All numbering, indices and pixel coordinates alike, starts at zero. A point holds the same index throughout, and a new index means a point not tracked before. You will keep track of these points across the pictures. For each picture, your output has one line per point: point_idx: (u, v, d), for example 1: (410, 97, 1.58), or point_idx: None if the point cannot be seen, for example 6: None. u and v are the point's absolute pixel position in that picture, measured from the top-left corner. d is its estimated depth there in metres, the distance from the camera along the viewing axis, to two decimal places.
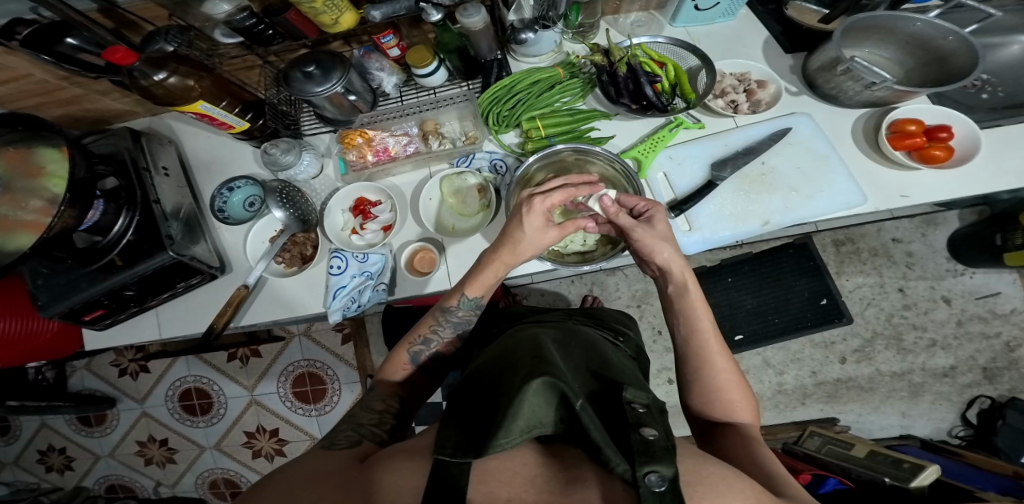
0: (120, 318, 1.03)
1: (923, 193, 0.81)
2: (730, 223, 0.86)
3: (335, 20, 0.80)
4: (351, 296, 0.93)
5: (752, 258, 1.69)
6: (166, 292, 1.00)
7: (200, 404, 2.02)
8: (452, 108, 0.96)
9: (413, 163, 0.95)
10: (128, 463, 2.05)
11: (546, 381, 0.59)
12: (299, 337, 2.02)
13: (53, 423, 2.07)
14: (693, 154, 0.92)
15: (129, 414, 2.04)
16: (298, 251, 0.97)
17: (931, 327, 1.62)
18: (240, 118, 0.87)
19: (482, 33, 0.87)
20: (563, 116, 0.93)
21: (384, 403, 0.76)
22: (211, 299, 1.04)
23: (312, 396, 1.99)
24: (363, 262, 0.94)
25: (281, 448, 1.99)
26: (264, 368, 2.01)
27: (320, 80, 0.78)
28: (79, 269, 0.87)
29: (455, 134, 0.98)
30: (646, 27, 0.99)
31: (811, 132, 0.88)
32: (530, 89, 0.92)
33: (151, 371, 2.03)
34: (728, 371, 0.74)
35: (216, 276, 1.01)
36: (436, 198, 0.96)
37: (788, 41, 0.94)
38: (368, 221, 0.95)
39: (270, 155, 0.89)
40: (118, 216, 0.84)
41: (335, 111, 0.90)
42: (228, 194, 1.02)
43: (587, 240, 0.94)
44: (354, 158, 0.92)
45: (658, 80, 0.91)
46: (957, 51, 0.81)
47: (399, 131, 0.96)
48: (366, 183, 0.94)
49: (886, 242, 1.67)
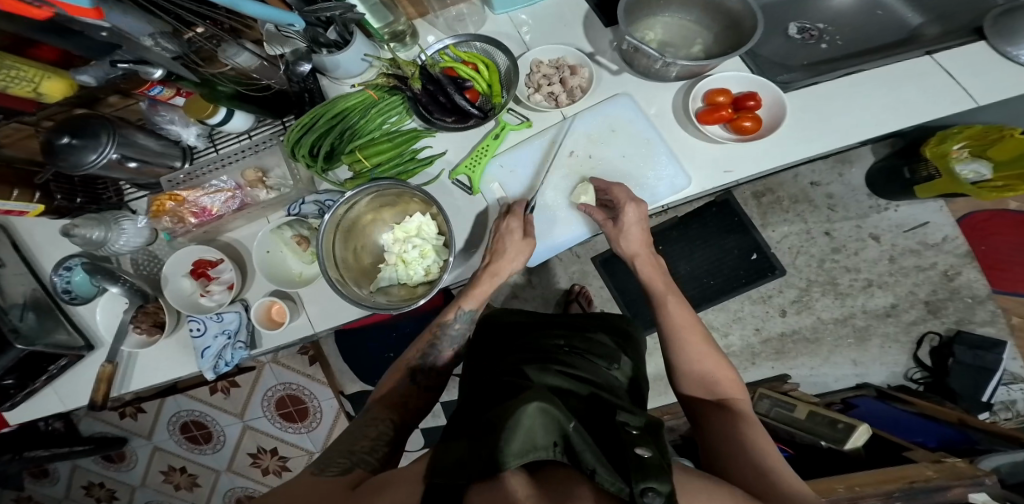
0: (19, 400, 1.03)
1: (744, 166, 0.81)
2: (567, 226, 0.85)
3: (37, 91, 0.71)
4: (217, 356, 0.92)
5: (679, 223, 1.59)
6: (43, 375, 1.00)
7: (201, 434, 2.09)
8: (272, 151, 0.88)
9: (244, 216, 0.90)
10: (163, 490, 2.14)
11: (542, 405, 0.50)
12: (270, 365, 2.05)
13: (82, 463, 2.17)
14: (523, 158, 0.87)
15: (144, 450, 2.13)
16: (152, 320, 0.96)
17: (864, 268, 1.56)
18: (31, 202, 0.83)
19: (264, 69, 0.78)
20: (383, 142, 0.85)
21: (377, 429, 0.69)
22: (89, 374, 1.04)
23: (297, 415, 2.04)
24: (221, 321, 0.93)
25: (285, 465, 2.06)
26: (246, 397, 2.06)
27: (90, 148, 0.74)
28: None
29: (284, 179, 0.91)
30: (468, 20, 0.90)
31: (633, 114, 0.84)
32: (341, 120, 0.84)
33: (148, 410, 2.10)
34: (705, 349, 0.76)
35: (83, 355, 1.00)
36: (276, 248, 0.90)
37: (604, 13, 0.88)
38: (212, 282, 0.93)
39: (78, 236, 0.86)
40: None
41: (140, 176, 0.86)
42: (68, 274, 0.99)
43: (431, 268, 0.83)
44: (172, 225, 0.88)
45: (471, 85, 0.84)
46: (744, 14, 0.80)
47: (215, 187, 0.90)
48: (201, 246, 0.90)
49: (804, 187, 1.61)
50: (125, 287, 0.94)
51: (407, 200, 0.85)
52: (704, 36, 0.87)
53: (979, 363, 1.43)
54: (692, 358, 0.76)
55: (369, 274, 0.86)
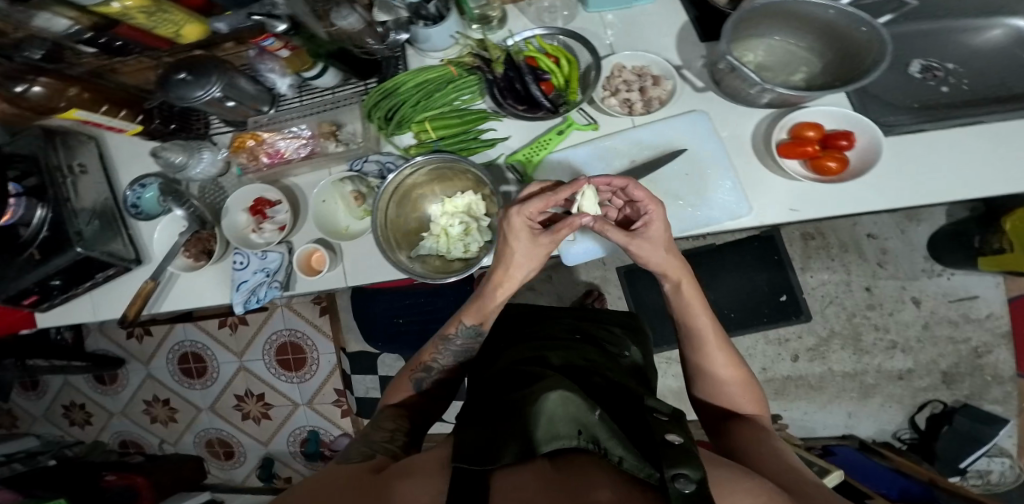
0: (56, 301, 1.09)
1: (812, 208, 0.74)
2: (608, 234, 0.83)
3: (177, 33, 0.77)
4: (251, 292, 0.96)
5: (715, 250, 1.57)
6: (88, 281, 1.04)
7: (196, 367, 2.16)
8: (351, 108, 0.95)
9: (310, 165, 0.95)
10: (138, 420, 2.24)
11: (564, 393, 0.56)
12: (282, 309, 2.07)
13: (73, 381, 2.25)
14: (577, 159, 0.86)
15: (137, 375, 2.20)
16: (202, 247, 1.00)
17: (894, 329, 1.54)
18: (129, 121, 0.88)
19: (364, 32, 0.84)
20: (452, 118, 0.90)
21: (395, 421, 0.76)
22: (131, 286, 1.07)
23: (294, 364, 2.07)
24: (263, 260, 0.97)
25: (268, 412, 2.13)
26: (251, 337, 2.10)
27: (196, 85, 0.80)
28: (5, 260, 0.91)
29: (354, 135, 0.95)
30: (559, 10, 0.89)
31: (703, 131, 0.79)
32: (415, 90, 0.88)
33: (155, 335, 2.16)
34: (729, 361, 0.78)
35: (130, 268, 1.04)
36: (330, 200, 0.95)
37: (703, 27, 0.83)
38: (266, 221, 0.98)
39: (163, 158, 0.92)
40: (36, 209, 0.89)
41: (226, 114, 0.92)
42: (140, 192, 1.03)
43: (469, 247, 0.88)
44: (246, 162, 0.94)
45: (548, 78, 0.84)
46: (869, 46, 0.66)
47: (292, 133, 0.94)
48: (262, 185, 0.95)
49: (859, 237, 1.54)
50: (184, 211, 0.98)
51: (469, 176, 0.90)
52: (811, 64, 0.74)
53: (975, 435, 1.44)
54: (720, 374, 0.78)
55: (410, 240, 0.91)
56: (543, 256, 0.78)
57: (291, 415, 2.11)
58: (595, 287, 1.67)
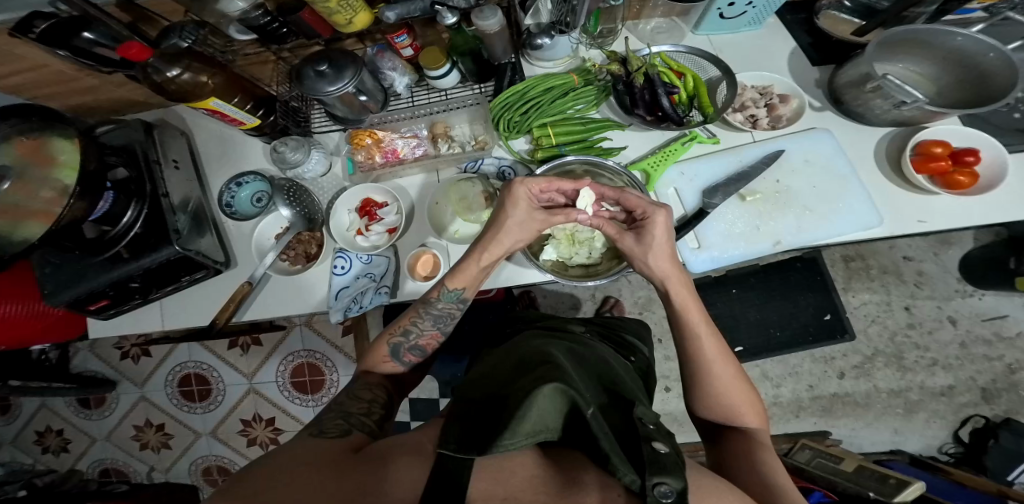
0: (124, 308, 0.98)
1: (940, 220, 0.80)
2: (740, 242, 0.85)
3: (349, 20, 0.82)
4: (354, 297, 0.92)
5: (758, 272, 1.64)
6: (171, 285, 0.96)
7: (199, 390, 1.87)
8: (463, 111, 0.97)
9: (421, 167, 0.97)
10: (124, 447, 1.90)
11: (558, 385, 0.53)
12: (300, 327, 1.83)
13: (51, 404, 1.93)
14: (705, 170, 0.89)
15: (128, 398, 1.89)
16: (302, 250, 0.97)
17: (934, 347, 1.60)
18: (251, 115, 0.92)
19: (497, 36, 0.86)
20: (574, 125, 0.91)
21: (372, 393, 0.75)
22: (218, 291, 1.01)
23: (310, 386, 1.81)
24: (367, 264, 0.95)
25: (276, 438, 1.82)
26: (265, 356, 1.84)
27: (332, 80, 0.81)
28: (88, 258, 0.85)
29: (464, 138, 0.98)
30: (667, 33, 0.95)
31: (832, 147, 0.86)
32: (543, 95, 0.91)
33: (154, 354, 1.88)
34: (728, 374, 0.71)
35: (220, 271, 0.98)
36: (441, 203, 0.95)
37: (816, 52, 0.92)
38: (374, 222, 0.95)
39: (280, 153, 0.94)
40: (128, 208, 0.83)
41: (345, 110, 0.92)
42: (236, 189, 1.04)
43: (592, 254, 0.90)
44: (363, 159, 0.96)
45: (675, 92, 0.88)
46: (1000, 72, 0.76)
47: (408, 133, 0.99)
48: (374, 185, 0.95)
49: (897, 260, 1.65)
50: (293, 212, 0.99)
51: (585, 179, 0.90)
52: (932, 88, 0.86)
53: (1018, 449, 1.46)
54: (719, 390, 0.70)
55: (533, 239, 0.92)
56: (533, 233, 0.80)
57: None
58: None
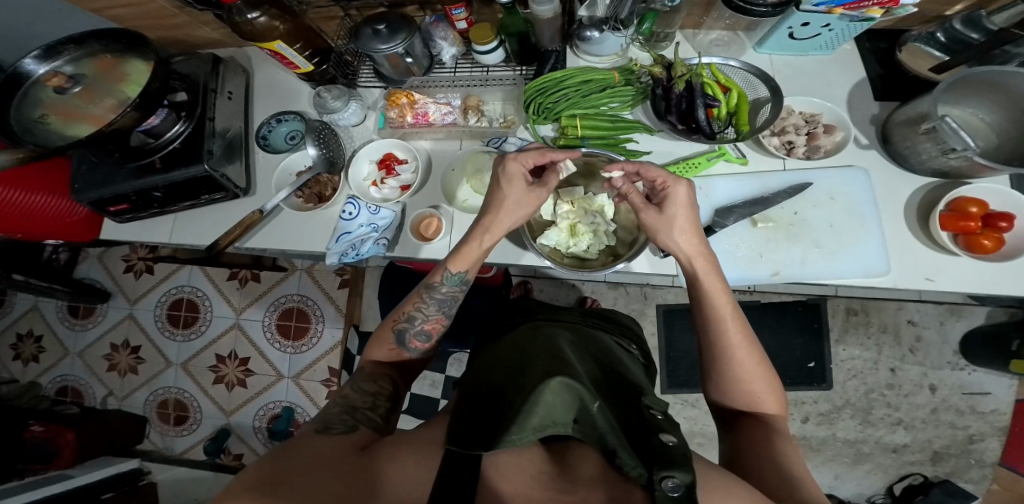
0: (140, 216, 0.98)
1: (947, 280, 0.81)
2: (741, 265, 0.86)
3: None
4: (352, 244, 0.90)
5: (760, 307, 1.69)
6: (189, 201, 0.94)
7: (185, 317, 1.84)
8: (498, 88, 0.95)
9: (447, 133, 0.95)
10: (90, 367, 1.86)
11: (564, 380, 0.60)
12: (300, 273, 1.82)
13: (39, 308, 1.91)
14: (726, 188, 0.89)
15: (115, 314, 1.87)
16: (317, 190, 0.95)
17: (904, 408, 1.63)
18: (307, 60, 0.90)
19: (548, 22, 0.84)
20: (603, 121, 0.90)
21: (377, 385, 0.74)
22: (225, 218, 0.98)
23: (293, 332, 1.80)
24: (373, 215, 0.93)
25: (245, 379, 1.80)
26: (258, 295, 1.83)
27: (385, 39, 0.83)
28: (122, 165, 0.85)
29: (494, 115, 0.97)
30: (725, 46, 0.95)
31: (861, 187, 0.86)
32: (579, 87, 0.88)
33: (155, 273, 1.87)
34: (749, 358, 0.70)
35: (237, 197, 0.96)
36: (458, 171, 0.94)
37: (881, 86, 0.91)
38: (389, 177, 0.95)
39: (321, 99, 0.92)
40: (175, 124, 0.83)
41: (391, 70, 0.94)
42: (275, 125, 1.01)
43: (592, 247, 0.89)
44: (394, 117, 0.94)
45: (716, 106, 0.85)
46: None
47: (442, 100, 0.96)
48: (398, 141, 0.96)
49: (901, 321, 1.66)
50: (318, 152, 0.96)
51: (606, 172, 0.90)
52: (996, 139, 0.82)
53: None
54: (736, 375, 0.70)
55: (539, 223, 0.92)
56: (533, 208, 0.80)
57: (271, 388, 1.79)
58: None
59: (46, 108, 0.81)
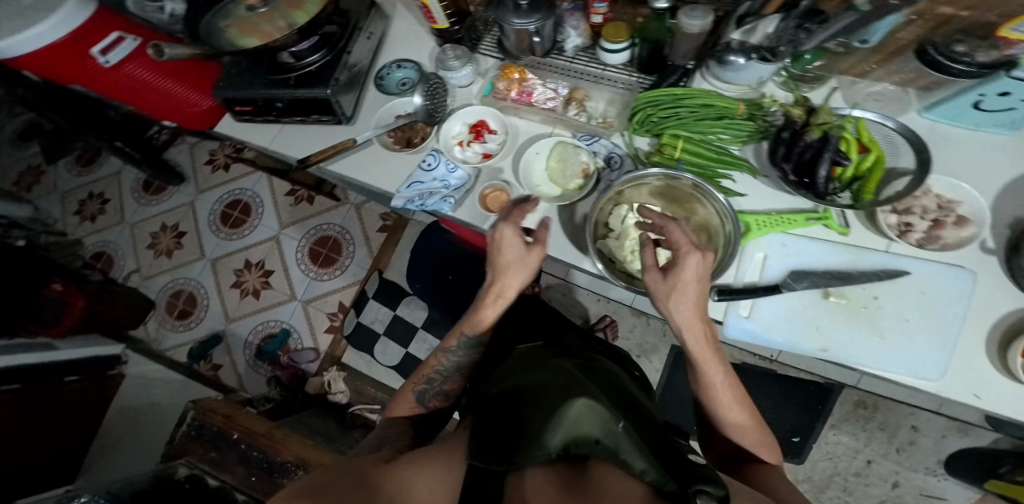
0: (256, 120, 1.03)
1: (995, 402, 0.75)
2: (790, 330, 0.84)
3: None
4: (420, 194, 0.90)
5: (767, 373, 1.70)
6: (300, 118, 0.99)
7: (235, 217, 2.30)
8: (608, 89, 0.92)
9: (542, 117, 0.93)
10: (138, 240, 2.33)
11: (587, 400, 0.65)
12: (348, 208, 2.21)
13: (121, 175, 2.46)
14: (808, 251, 0.86)
15: (181, 197, 2.36)
16: (406, 136, 0.97)
17: (856, 495, 1.64)
18: (445, 18, 0.93)
19: (691, 38, 0.81)
20: (707, 150, 0.86)
21: (400, 428, 0.86)
22: (318, 138, 1.01)
23: (322, 259, 2.18)
24: (449, 173, 0.92)
25: (260, 290, 2.20)
26: (303, 217, 2.24)
27: (522, 14, 0.82)
28: (263, 75, 0.94)
29: (594, 113, 0.93)
30: (885, 102, 0.91)
31: (960, 291, 0.79)
32: (696, 109, 0.85)
33: (229, 172, 2.34)
34: (745, 414, 0.75)
35: (338, 123, 0.99)
36: (542, 155, 0.91)
37: None
38: (477, 141, 0.94)
39: (444, 56, 0.95)
40: (319, 52, 0.91)
41: (513, 43, 0.92)
42: (394, 70, 1.03)
43: (648, 268, 0.81)
44: (500, 88, 0.93)
45: (845, 165, 0.80)
46: None
47: (551, 85, 0.94)
48: (496, 111, 0.94)
49: (904, 423, 1.61)
50: (422, 102, 0.97)
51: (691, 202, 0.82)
52: None
53: None
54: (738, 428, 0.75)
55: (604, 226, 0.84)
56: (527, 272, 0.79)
57: (279, 306, 2.19)
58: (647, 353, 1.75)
59: (232, 22, 0.89)
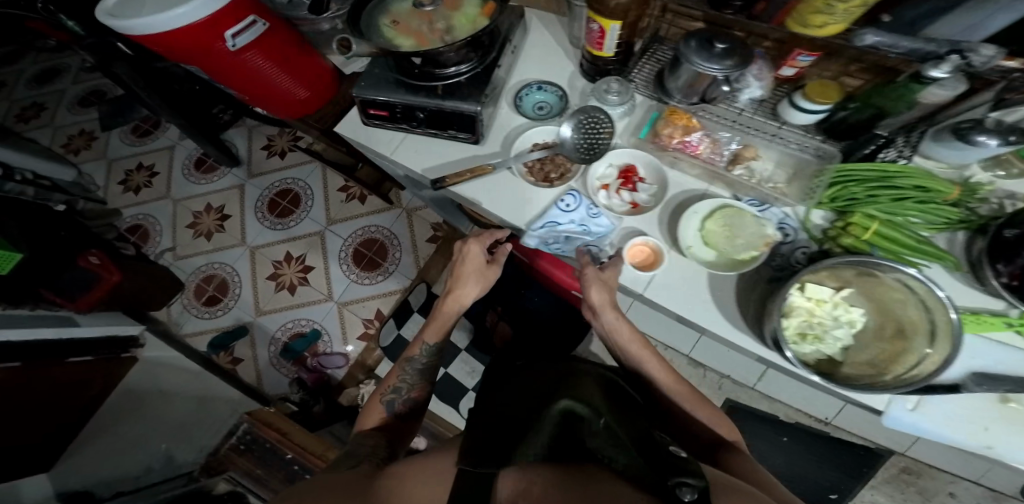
0: (385, 127, 0.97)
1: None
2: (953, 429, 0.81)
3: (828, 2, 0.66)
4: (558, 235, 0.85)
5: (817, 435, 1.74)
6: (435, 132, 0.93)
7: (283, 207, 2.30)
8: (781, 150, 0.85)
9: (704, 170, 0.84)
10: (181, 218, 2.39)
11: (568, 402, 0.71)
12: (401, 212, 2.19)
13: (176, 151, 2.55)
14: (997, 356, 0.79)
15: (233, 179, 2.42)
16: (546, 169, 0.88)
17: None
18: (614, 48, 0.84)
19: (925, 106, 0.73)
20: (907, 236, 0.75)
21: (374, 441, 0.91)
22: (449, 156, 0.93)
23: (366, 261, 2.14)
24: (591, 217, 0.86)
25: (296, 286, 2.15)
26: (352, 215, 2.22)
27: (713, 57, 0.71)
28: (403, 80, 0.88)
29: (763, 174, 0.86)
30: None
31: None
32: (908, 188, 0.75)
33: (285, 160, 2.41)
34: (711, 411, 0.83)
35: (472, 142, 0.91)
36: (701, 216, 0.82)
37: None
38: (625, 188, 0.87)
39: (602, 93, 0.90)
40: (465, 60, 0.85)
41: (683, 84, 0.83)
42: (535, 91, 0.96)
43: (813, 353, 0.77)
44: (666, 134, 0.86)
45: None
46: None
47: (717, 137, 0.87)
48: (653, 160, 0.87)
49: (945, 493, 1.65)
50: (574, 136, 0.87)
51: (881, 289, 0.76)
52: None
53: None
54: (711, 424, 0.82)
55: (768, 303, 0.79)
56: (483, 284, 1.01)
57: (314, 305, 2.12)
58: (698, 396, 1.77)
59: (387, 13, 0.92)
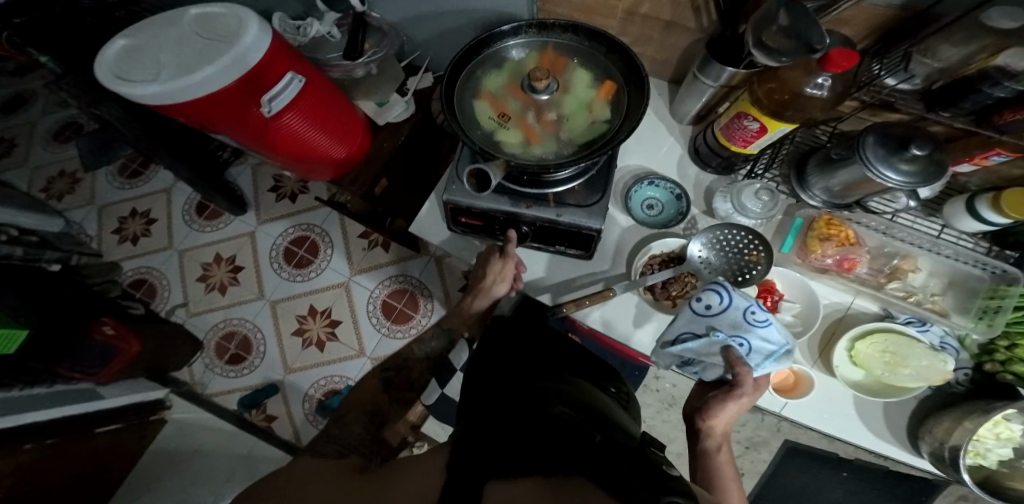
0: (475, 233, 0.98)
1: None
2: None
3: None
4: (699, 348, 0.81)
5: (876, 469, 1.67)
6: (543, 243, 0.94)
7: (300, 256, 2.16)
8: (942, 260, 0.94)
9: (854, 288, 0.94)
10: (188, 270, 2.22)
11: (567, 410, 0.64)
12: (430, 258, 2.09)
13: (174, 194, 2.35)
14: None
15: (240, 226, 2.24)
16: (677, 288, 0.94)
17: None
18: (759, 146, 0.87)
19: None
20: None
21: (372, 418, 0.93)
22: (562, 266, 0.99)
23: (396, 314, 2.04)
24: (750, 317, 0.80)
25: (325, 341, 2.05)
26: (377, 264, 2.11)
27: (903, 168, 0.73)
28: (507, 184, 0.84)
29: (921, 287, 0.95)
30: None
31: None
32: None
33: (296, 204, 2.24)
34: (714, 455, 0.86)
35: (583, 255, 0.95)
36: (860, 334, 0.91)
37: None
38: (775, 308, 0.95)
39: (739, 202, 0.95)
40: (576, 168, 0.80)
41: (830, 196, 0.92)
42: (645, 186, 1.02)
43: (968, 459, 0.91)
44: (826, 249, 0.95)
45: None
46: None
47: (870, 249, 0.98)
48: (803, 283, 0.94)
49: None
50: (708, 256, 0.93)
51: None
52: None
53: None
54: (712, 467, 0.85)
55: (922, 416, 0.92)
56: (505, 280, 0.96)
57: (345, 360, 2.02)
58: (759, 440, 1.71)
59: (479, 95, 0.87)
